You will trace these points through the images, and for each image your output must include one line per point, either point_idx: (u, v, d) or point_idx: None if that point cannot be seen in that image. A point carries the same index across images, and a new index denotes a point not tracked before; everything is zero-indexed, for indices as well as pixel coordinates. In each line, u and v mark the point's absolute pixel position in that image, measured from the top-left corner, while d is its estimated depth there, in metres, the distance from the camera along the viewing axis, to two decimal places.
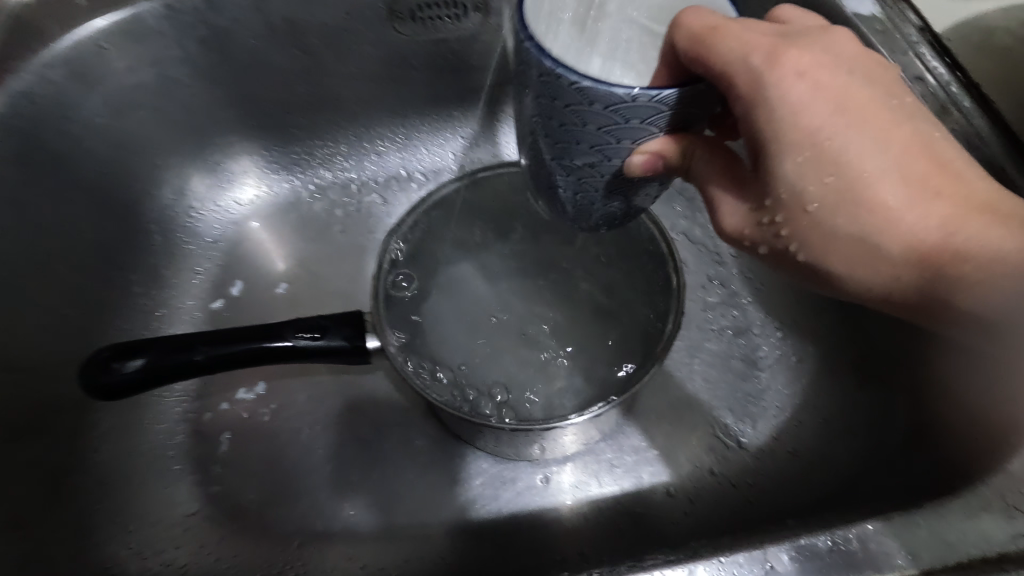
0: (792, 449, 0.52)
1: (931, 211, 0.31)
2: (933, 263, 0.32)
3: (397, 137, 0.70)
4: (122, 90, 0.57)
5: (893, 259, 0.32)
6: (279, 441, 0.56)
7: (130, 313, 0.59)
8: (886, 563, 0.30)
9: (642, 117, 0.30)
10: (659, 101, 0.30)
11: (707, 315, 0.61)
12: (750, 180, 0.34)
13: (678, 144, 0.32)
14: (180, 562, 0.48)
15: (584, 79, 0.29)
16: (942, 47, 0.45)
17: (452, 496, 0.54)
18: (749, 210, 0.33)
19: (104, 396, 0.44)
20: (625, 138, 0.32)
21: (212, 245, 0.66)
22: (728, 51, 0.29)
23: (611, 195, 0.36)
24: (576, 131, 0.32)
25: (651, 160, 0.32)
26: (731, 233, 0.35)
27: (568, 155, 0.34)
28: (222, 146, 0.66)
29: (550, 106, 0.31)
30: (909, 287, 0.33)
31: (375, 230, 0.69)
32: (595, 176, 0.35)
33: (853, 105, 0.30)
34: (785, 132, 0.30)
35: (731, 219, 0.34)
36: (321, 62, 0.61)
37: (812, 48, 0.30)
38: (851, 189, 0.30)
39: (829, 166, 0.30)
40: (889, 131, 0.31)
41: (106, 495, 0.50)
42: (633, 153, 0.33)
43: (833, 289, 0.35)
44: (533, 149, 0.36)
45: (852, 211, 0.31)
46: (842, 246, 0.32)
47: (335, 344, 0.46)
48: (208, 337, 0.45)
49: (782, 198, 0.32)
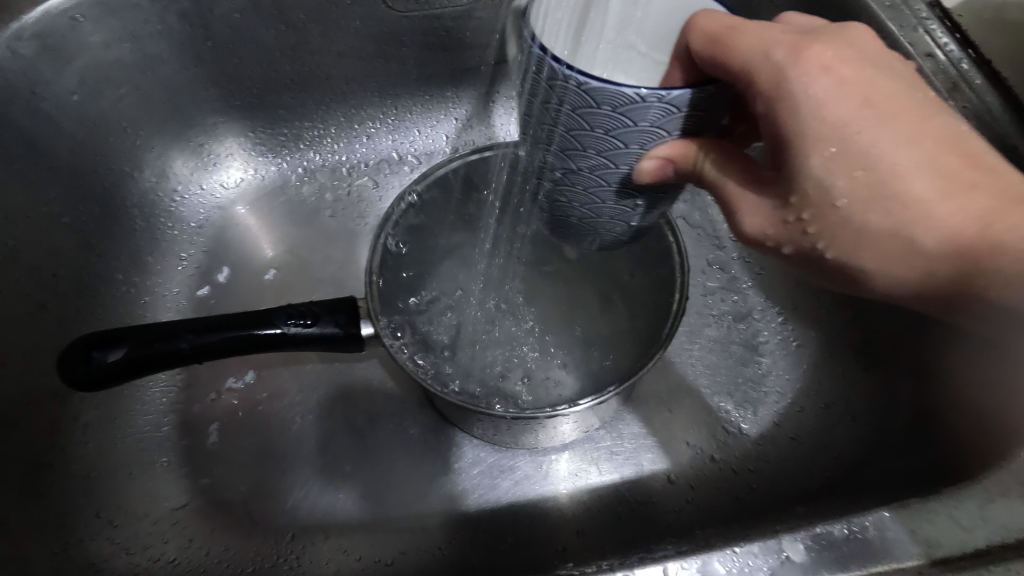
0: (794, 435, 0.52)
1: (967, 203, 0.30)
2: (972, 256, 0.30)
3: (389, 119, 0.67)
4: (98, 67, 0.54)
5: (927, 254, 0.30)
6: (269, 431, 0.55)
7: (112, 301, 0.57)
8: (903, 551, 0.29)
9: (651, 119, 0.30)
10: (668, 102, 0.29)
11: (708, 300, 0.60)
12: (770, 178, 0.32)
13: (690, 148, 0.32)
14: (169, 557, 0.47)
15: (593, 81, 0.29)
16: (952, 23, 0.44)
17: (449, 485, 0.53)
18: (774, 209, 0.32)
19: (82, 387, 0.42)
20: (633, 142, 0.31)
21: (197, 230, 0.64)
22: (747, 48, 0.29)
23: (617, 205, 0.35)
24: (582, 136, 0.31)
25: (662, 165, 0.32)
26: (752, 236, 0.33)
27: (573, 163, 0.33)
28: (205, 127, 0.63)
29: (555, 112, 0.31)
30: (944, 283, 0.32)
31: (366, 215, 0.67)
32: (602, 184, 0.34)
33: (879, 99, 0.29)
34: (811, 125, 0.29)
35: (754, 220, 0.32)
36: (308, 38, 0.58)
37: (833, 41, 0.29)
38: (880, 185, 0.29)
39: (858, 160, 0.29)
40: (918, 125, 0.29)
41: (89, 489, 0.48)
42: (642, 158, 0.32)
43: (861, 287, 0.34)
44: (536, 160, 0.35)
45: (882, 206, 0.30)
46: (872, 243, 0.31)
47: (327, 331, 0.44)
48: (193, 325, 0.43)
49: (810, 194, 0.30)
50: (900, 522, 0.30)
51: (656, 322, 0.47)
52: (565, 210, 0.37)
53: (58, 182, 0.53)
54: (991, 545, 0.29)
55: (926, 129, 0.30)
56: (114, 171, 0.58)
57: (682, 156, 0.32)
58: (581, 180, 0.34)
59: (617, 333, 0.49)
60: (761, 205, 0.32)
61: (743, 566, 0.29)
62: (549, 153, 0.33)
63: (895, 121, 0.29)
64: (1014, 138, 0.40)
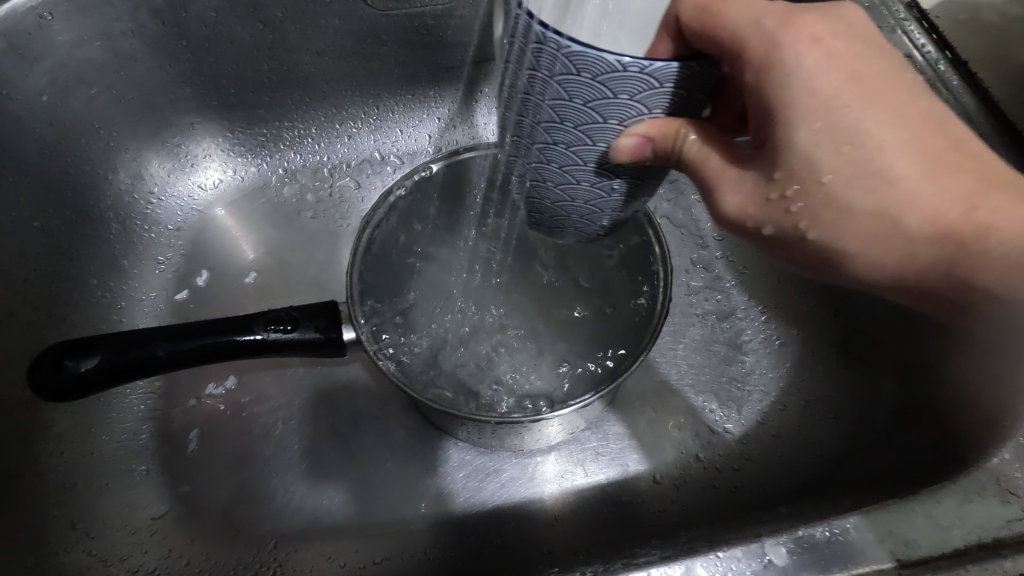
0: (777, 433, 0.52)
1: (948, 185, 0.30)
2: (955, 239, 0.31)
3: (370, 118, 0.66)
4: (69, 67, 0.52)
5: (912, 235, 0.31)
6: (250, 437, 0.54)
7: (87, 306, 0.55)
8: (883, 553, 0.29)
9: (631, 91, 0.29)
10: (649, 73, 0.28)
11: (692, 299, 0.60)
12: (751, 158, 0.32)
13: (670, 127, 0.31)
14: (148, 568, 0.46)
15: (573, 45, 0.27)
16: (930, 23, 0.45)
17: (434, 490, 0.52)
18: (756, 188, 0.32)
19: (56, 397, 0.41)
20: (611, 116, 0.30)
21: (175, 233, 0.62)
22: (738, 18, 0.29)
23: (593, 187, 0.34)
24: (560, 107, 0.30)
25: (641, 143, 0.31)
26: (735, 216, 0.33)
27: (550, 136, 0.32)
28: (182, 127, 0.62)
29: (534, 78, 0.30)
30: (926, 270, 0.32)
31: (348, 216, 0.66)
32: (578, 162, 0.33)
33: (865, 75, 0.30)
34: (798, 98, 0.29)
35: (735, 199, 0.33)
36: (287, 37, 0.58)
37: (826, 14, 0.30)
38: (865, 161, 0.30)
39: (845, 135, 0.29)
40: (904, 106, 0.30)
41: (64, 500, 0.47)
42: (621, 135, 0.31)
43: (843, 274, 0.34)
44: (513, 132, 0.34)
45: (868, 184, 0.30)
46: (855, 222, 0.31)
47: (309, 336, 0.44)
48: (170, 332, 0.42)
49: (795, 169, 0.30)
50: (880, 523, 0.30)
51: (642, 323, 0.46)
52: (540, 189, 0.36)
53: (28, 185, 0.51)
54: (970, 543, 0.30)
55: (912, 107, 0.30)
56: (88, 174, 0.56)
57: (663, 135, 0.31)
58: (558, 155, 0.33)
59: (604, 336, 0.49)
60: (743, 186, 0.32)
61: (726, 570, 0.28)
62: (526, 124, 0.32)
63: (882, 96, 0.30)
64: (991, 138, 0.41)
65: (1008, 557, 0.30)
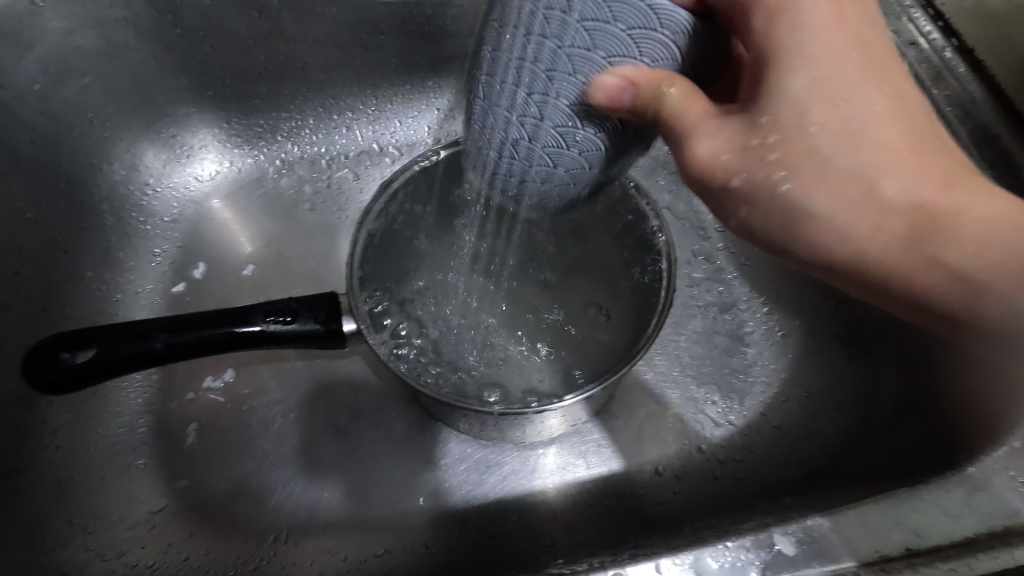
0: (779, 424, 0.52)
1: (926, 169, 0.30)
2: (929, 215, 0.30)
3: (368, 109, 0.65)
4: (61, 55, 0.51)
5: (888, 204, 0.30)
6: (249, 431, 0.53)
7: (81, 299, 0.55)
8: (892, 543, 0.29)
9: (627, 23, 0.27)
10: (647, 6, 0.27)
11: (695, 291, 0.59)
12: (732, 112, 0.31)
13: (654, 73, 0.28)
14: (147, 562, 0.46)
15: None
16: (936, 11, 0.44)
17: (434, 483, 0.52)
18: (734, 136, 0.31)
19: (51, 391, 0.40)
20: (601, 49, 0.28)
21: (171, 225, 0.62)
22: None
23: (572, 145, 0.31)
24: (548, 42, 0.28)
25: (622, 86, 0.28)
26: (701, 175, 0.32)
27: (539, 109, 0.30)
28: (177, 117, 0.61)
29: (525, 12, 0.28)
30: (892, 250, 0.31)
31: (346, 208, 0.65)
32: (558, 110, 0.30)
33: (867, 55, 0.30)
34: (797, 53, 0.29)
35: (708, 145, 0.31)
36: (283, 26, 0.57)
37: None
38: (855, 119, 0.29)
39: (840, 92, 0.29)
40: (894, 82, 0.31)
41: (60, 495, 0.46)
42: (605, 74, 0.29)
43: (806, 238, 0.32)
44: (488, 79, 0.31)
45: (853, 142, 0.29)
46: (831, 188, 0.30)
47: (308, 328, 0.43)
48: (167, 323, 0.41)
49: (781, 117, 0.30)
50: (889, 513, 0.30)
51: (645, 312, 0.46)
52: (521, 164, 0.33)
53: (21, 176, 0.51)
54: (979, 533, 0.30)
55: (904, 93, 0.31)
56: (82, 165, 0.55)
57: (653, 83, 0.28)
58: (545, 126, 0.31)
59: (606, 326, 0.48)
60: (719, 135, 0.31)
61: (735, 561, 0.28)
62: (506, 64, 0.30)
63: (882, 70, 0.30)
64: (997, 126, 0.40)
65: (1017, 547, 0.29)
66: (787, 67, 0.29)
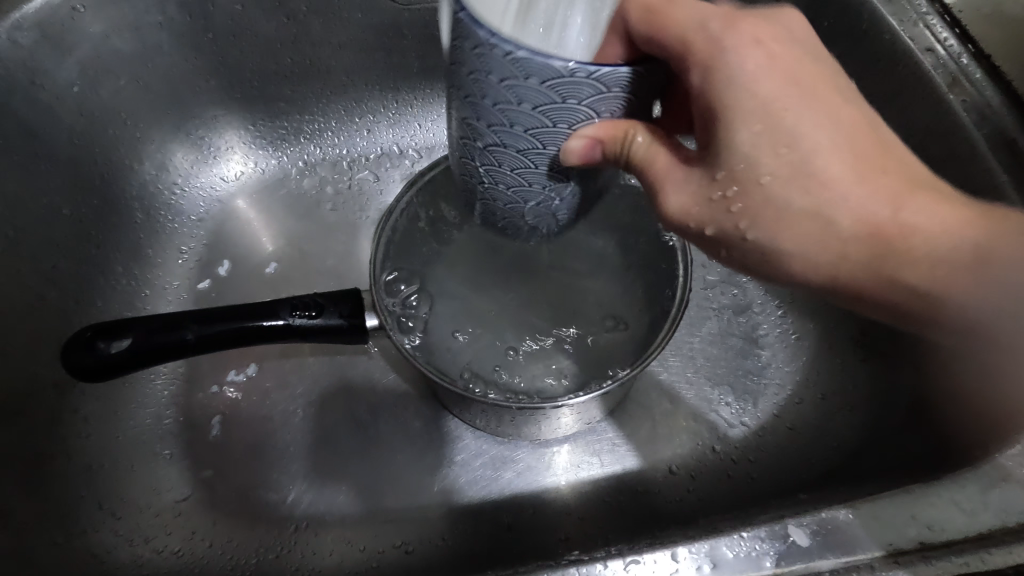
0: (792, 425, 0.52)
1: (876, 191, 0.31)
2: (887, 240, 0.31)
3: (389, 112, 0.67)
4: (99, 57, 0.54)
5: (844, 236, 0.31)
6: (271, 424, 0.55)
7: (112, 293, 0.56)
8: (905, 536, 0.29)
9: (580, 96, 0.29)
10: (597, 78, 0.28)
11: (708, 293, 0.60)
12: (694, 159, 0.33)
13: (617, 129, 0.31)
14: (173, 549, 0.47)
15: (520, 50, 0.27)
16: (952, 17, 0.45)
17: (450, 477, 0.53)
18: (699, 188, 0.32)
19: (89, 378, 0.42)
20: (561, 120, 0.30)
21: (198, 223, 0.63)
22: (682, 18, 0.31)
23: (545, 190, 0.34)
24: (509, 111, 0.30)
25: (589, 146, 0.31)
26: (677, 214, 0.34)
27: (498, 141, 0.31)
28: (206, 119, 0.63)
29: (481, 85, 0.29)
30: (855, 269, 0.32)
31: (366, 208, 0.67)
32: (528, 166, 0.32)
33: (803, 88, 0.31)
34: (740, 102, 0.31)
35: (677, 198, 0.33)
36: (309, 31, 0.59)
37: (762, 21, 0.32)
38: (801, 163, 0.31)
39: (783, 138, 0.30)
40: (837, 111, 0.31)
41: (91, 481, 0.48)
42: (571, 137, 0.31)
43: (773, 274, 0.34)
44: (463, 135, 0.33)
45: (805, 185, 0.31)
46: (791, 224, 0.31)
47: (332, 322, 0.44)
48: (198, 315, 0.43)
49: (738, 170, 0.31)
50: (903, 507, 0.30)
51: (660, 312, 0.47)
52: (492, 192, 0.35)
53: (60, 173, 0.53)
54: (992, 529, 0.30)
55: (841, 121, 0.31)
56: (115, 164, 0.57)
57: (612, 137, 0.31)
58: (506, 158, 0.32)
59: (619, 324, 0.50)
60: (684, 186, 0.33)
61: (749, 550, 0.29)
62: (474, 128, 0.32)
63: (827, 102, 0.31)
64: (1013, 130, 0.40)
65: None
66: (734, 118, 0.31)
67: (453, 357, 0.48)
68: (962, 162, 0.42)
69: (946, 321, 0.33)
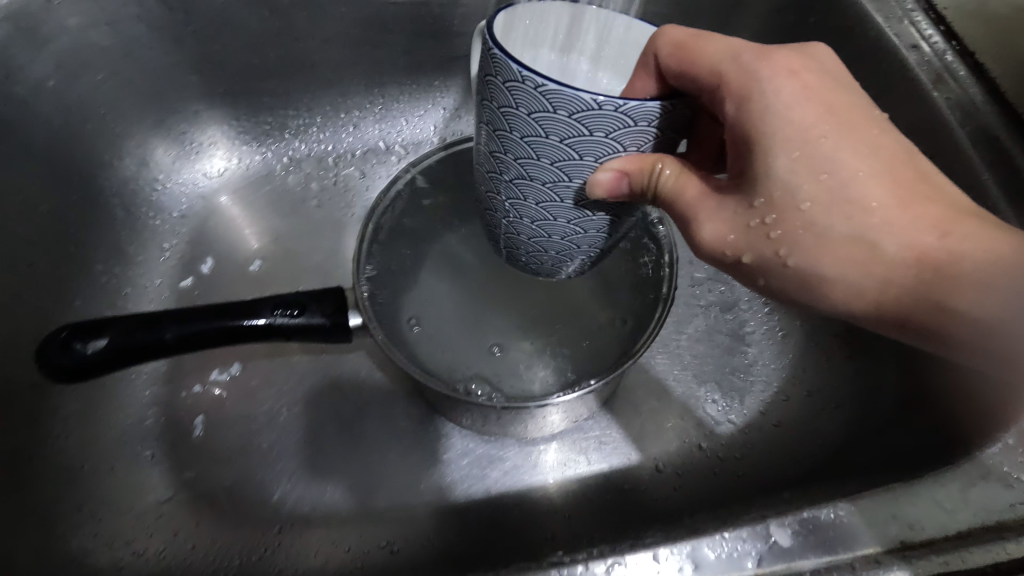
0: (778, 422, 0.52)
1: (919, 217, 0.30)
2: (934, 266, 0.30)
3: (375, 108, 0.66)
4: (76, 51, 0.52)
5: (887, 260, 0.30)
6: (255, 424, 0.54)
7: (92, 292, 0.55)
8: (886, 535, 0.29)
9: (607, 129, 0.28)
10: (625, 112, 0.28)
11: (695, 291, 0.60)
12: (727, 188, 0.33)
13: (642, 164, 0.30)
14: (154, 551, 0.47)
15: (550, 82, 0.27)
16: (938, 14, 0.45)
17: (437, 476, 0.52)
18: (737, 214, 0.32)
19: (64, 377, 0.41)
20: (587, 153, 0.30)
21: (180, 220, 0.63)
22: (713, 55, 0.32)
23: (570, 224, 0.34)
24: (536, 142, 0.30)
25: (616, 179, 0.30)
26: (715, 243, 0.34)
27: (524, 173, 0.31)
28: (188, 115, 0.62)
29: (510, 118, 0.29)
30: (907, 299, 0.31)
31: (353, 205, 0.66)
32: (554, 198, 0.32)
33: (842, 118, 0.31)
34: (776, 130, 0.31)
35: (713, 225, 0.33)
36: (292, 24, 0.57)
37: (797, 53, 0.32)
38: (839, 188, 0.30)
39: (822, 164, 0.30)
40: (877, 140, 0.31)
41: (70, 483, 0.47)
42: (597, 170, 0.30)
43: (816, 300, 0.33)
44: (489, 164, 0.33)
45: (844, 211, 0.30)
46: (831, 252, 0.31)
47: (315, 321, 0.44)
48: (177, 315, 0.42)
49: (775, 197, 0.31)
50: (884, 506, 0.30)
51: (646, 309, 0.47)
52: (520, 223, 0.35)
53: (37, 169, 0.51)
54: (972, 527, 0.30)
55: (882, 150, 0.31)
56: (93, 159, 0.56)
57: (642, 168, 0.31)
58: (531, 192, 0.32)
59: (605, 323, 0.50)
60: (721, 215, 0.33)
61: (732, 551, 0.29)
62: (501, 159, 0.32)
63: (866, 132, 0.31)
64: (997, 128, 0.40)
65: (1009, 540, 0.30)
66: (772, 143, 0.31)
67: (440, 353, 0.48)
68: (947, 160, 0.42)
69: (999, 361, 0.31)
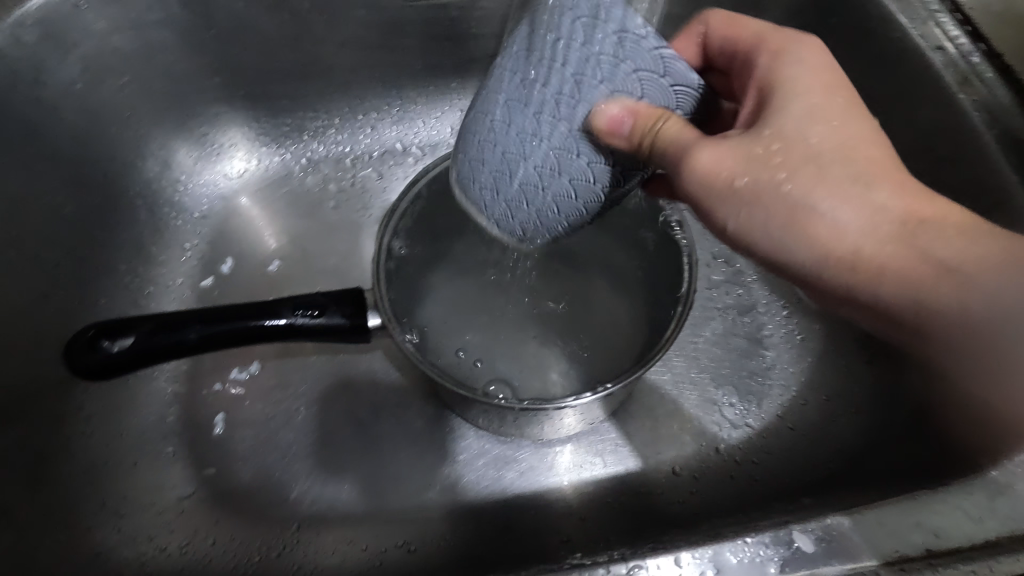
0: (794, 426, 0.52)
1: (931, 221, 0.31)
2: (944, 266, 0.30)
3: (392, 110, 0.67)
4: (101, 55, 0.53)
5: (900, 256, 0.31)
6: (273, 422, 0.55)
7: (115, 291, 0.56)
8: (911, 543, 0.29)
9: (636, 66, 0.28)
10: (658, 54, 0.28)
11: (712, 293, 0.60)
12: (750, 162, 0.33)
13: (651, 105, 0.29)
14: (175, 547, 0.47)
15: (585, 15, 0.27)
16: (964, 15, 0.44)
17: (453, 477, 0.53)
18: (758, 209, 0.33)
19: (92, 375, 0.42)
20: (607, 80, 0.28)
21: (201, 220, 0.63)
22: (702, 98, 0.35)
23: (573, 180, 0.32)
24: (550, 71, 0.28)
25: (621, 116, 0.29)
26: (739, 232, 0.34)
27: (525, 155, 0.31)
28: (209, 117, 0.63)
29: (526, 64, 0.29)
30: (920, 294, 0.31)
31: (370, 206, 0.66)
32: (563, 148, 0.30)
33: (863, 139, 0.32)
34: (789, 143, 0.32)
35: (738, 218, 0.33)
36: (310, 28, 0.58)
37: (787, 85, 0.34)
38: (852, 187, 0.31)
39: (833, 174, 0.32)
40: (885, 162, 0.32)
41: (93, 478, 0.48)
42: (606, 102, 0.29)
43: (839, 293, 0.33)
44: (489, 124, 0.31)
45: (856, 209, 0.31)
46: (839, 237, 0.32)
47: (334, 322, 0.44)
48: (200, 314, 0.43)
49: (794, 194, 0.32)
50: (908, 513, 0.30)
51: (658, 310, 0.47)
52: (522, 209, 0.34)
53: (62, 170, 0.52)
54: (1000, 536, 0.29)
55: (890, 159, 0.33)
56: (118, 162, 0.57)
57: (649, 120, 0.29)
58: (523, 173, 0.31)
59: (618, 327, 0.49)
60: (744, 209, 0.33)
61: (754, 556, 0.29)
62: (507, 110, 0.30)
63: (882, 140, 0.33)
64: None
65: None
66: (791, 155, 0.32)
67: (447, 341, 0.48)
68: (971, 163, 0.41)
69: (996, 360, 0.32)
